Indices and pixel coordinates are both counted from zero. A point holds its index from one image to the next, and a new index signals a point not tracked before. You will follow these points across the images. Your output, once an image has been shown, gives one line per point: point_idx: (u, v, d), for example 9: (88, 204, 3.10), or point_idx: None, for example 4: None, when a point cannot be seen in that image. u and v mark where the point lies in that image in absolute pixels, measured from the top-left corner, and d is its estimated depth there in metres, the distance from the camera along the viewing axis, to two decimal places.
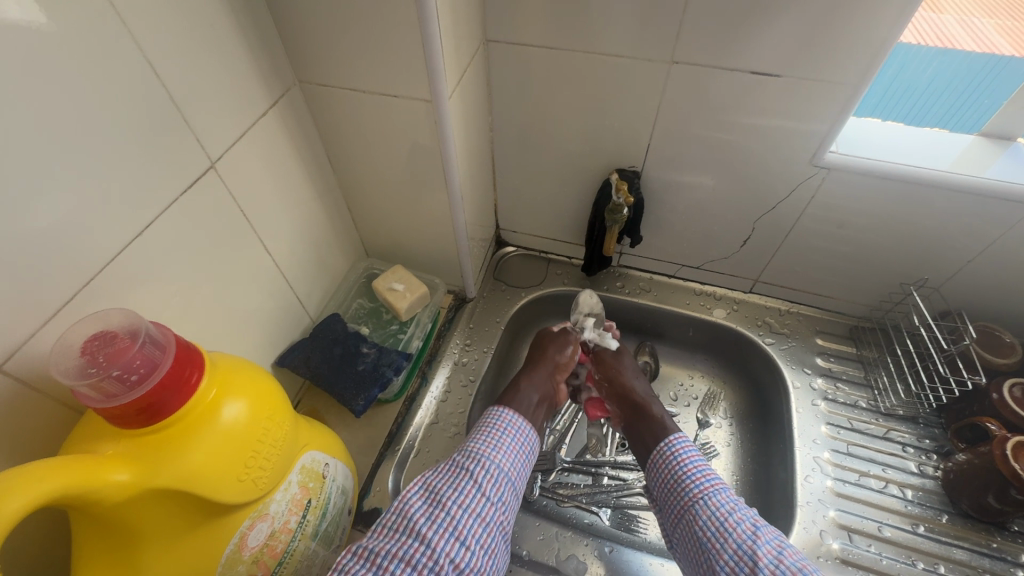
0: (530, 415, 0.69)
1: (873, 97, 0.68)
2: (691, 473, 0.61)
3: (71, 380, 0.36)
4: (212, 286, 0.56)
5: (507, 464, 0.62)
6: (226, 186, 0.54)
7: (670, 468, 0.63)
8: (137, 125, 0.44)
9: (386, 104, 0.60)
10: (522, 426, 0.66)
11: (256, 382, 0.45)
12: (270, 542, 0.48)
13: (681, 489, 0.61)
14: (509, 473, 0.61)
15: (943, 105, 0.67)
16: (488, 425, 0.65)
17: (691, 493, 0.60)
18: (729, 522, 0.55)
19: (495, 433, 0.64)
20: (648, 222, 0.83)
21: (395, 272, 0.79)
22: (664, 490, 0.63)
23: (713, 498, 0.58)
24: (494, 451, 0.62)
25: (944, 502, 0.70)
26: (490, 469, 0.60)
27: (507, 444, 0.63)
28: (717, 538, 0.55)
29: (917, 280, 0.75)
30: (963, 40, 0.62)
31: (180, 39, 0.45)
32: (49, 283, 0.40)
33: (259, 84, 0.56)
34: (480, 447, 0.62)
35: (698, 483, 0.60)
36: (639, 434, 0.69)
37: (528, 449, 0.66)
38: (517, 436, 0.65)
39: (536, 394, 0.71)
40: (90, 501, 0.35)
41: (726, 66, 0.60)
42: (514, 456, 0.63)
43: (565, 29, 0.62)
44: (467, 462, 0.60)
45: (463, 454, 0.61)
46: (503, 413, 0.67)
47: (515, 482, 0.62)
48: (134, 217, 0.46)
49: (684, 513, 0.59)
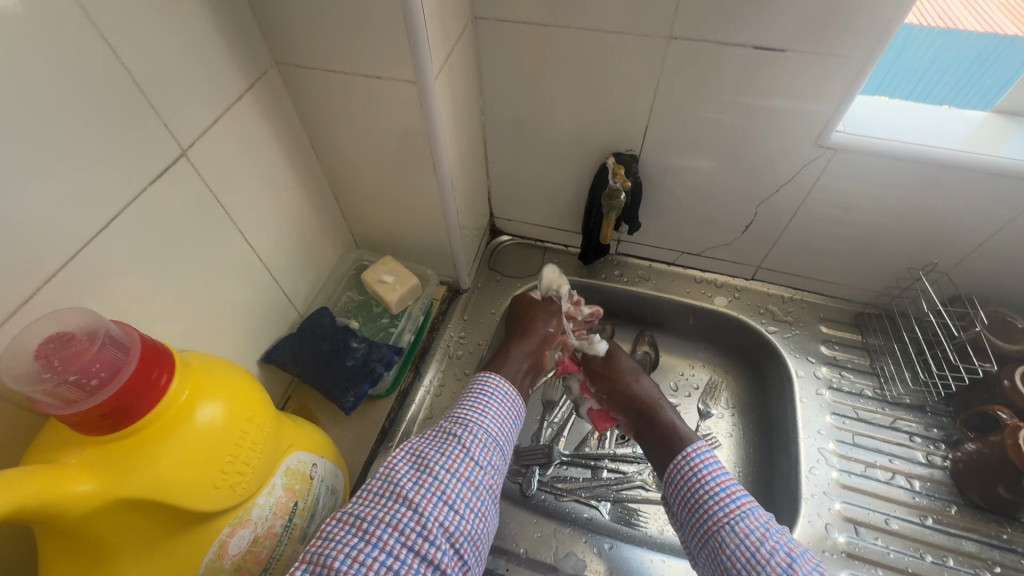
0: (518, 381, 0.66)
1: (875, 78, 0.66)
2: (715, 495, 0.57)
3: (25, 387, 0.34)
4: (191, 281, 0.53)
5: (495, 430, 0.59)
6: (202, 175, 0.52)
7: (691, 485, 0.60)
8: (98, 111, 0.41)
9: (369, 87, 0.57)
10: (508, 391, 0.63)
11: (233, 382, 0.43)
12: (253, 549, 0.46)
13: (706, 512, 0.57)
14: (497, 439, 0.59)
15: (949, 84, 0.65)
16: (474, 391, 0.62)
17: (715, 517, 0.56)
18: (761, 554, 0.52)
19: (481, 397, 0.61)
20: (647, 207, 0.80)
21: (385, 263, 0.77)
22: (687, 508, 0.59)
23: (741, 523, 0.54)
24: (482, 417, 0.59)
25: (952, 493, 0.68)
26: (477, 433, 0.58)
27: (494, 408, 0.61)
28: (748, 570, 0.52)
29: (925, 265, 0.72)
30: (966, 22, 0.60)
31: (144, 17, 0.42)
32: (6, 282, 0.38)
33: (233, 67, 0.52)
34: (466, 412, 0.59)
35: (722, 506, 0.56)
36: (659, 444, 0.66)
37: (515, 414, 0.63)
38: (504, 402, 0.62)
39: (525, 362, 0.68)
40: (52, 513, 0.33)
41: (728, 41, 0.57)
42: (502, 422, 0.61)
43: (557, 4, 0.59)
44: (454, 427, 0.58)
45: (450, 420, 0.59)
46: (492, 378, 0.64)
47: (503, 447, 0.60)
48: (100, 211, 0.43)
49: (709, 539, 0.56)
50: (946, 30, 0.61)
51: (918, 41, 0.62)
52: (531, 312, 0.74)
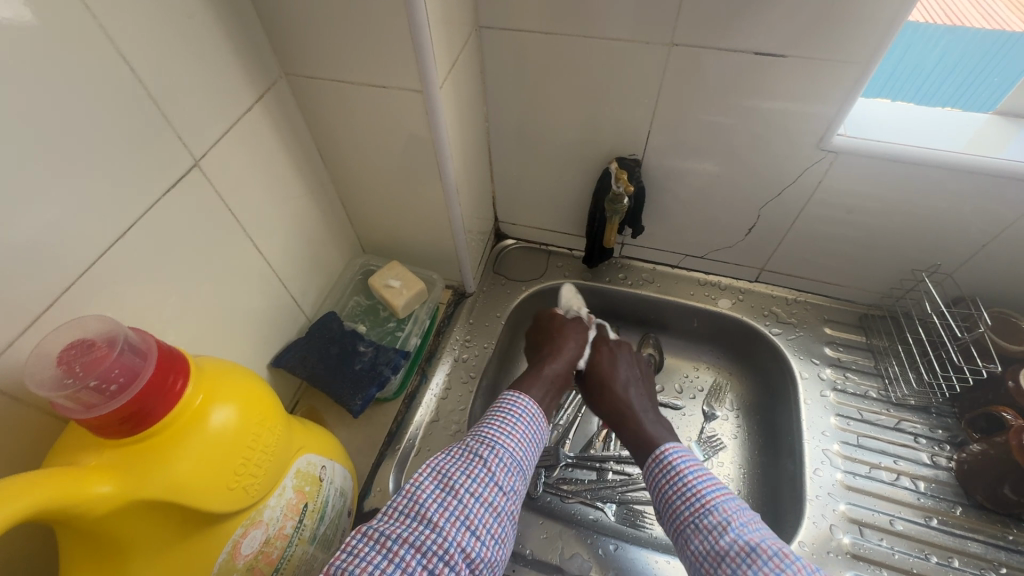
0: (541, 396, 0.65)
1: (878, 81, 0.66)
2: (681, 493, 0.55)
3: (47, 392, 0.35)
4: (204, 288, 0.54)
5: (519, 453, 0.58)
6: (213, 184, 0.53)
7: (659, 483, 0.58)
8: (113, 122, 0.42)
9: (376, 96, 0.58)
10: (535, 414, 0.62)
11: (246, 386, 0.44)
12: (265, 549, 0.47)
13: (673, 511, 0.55)
14: (521, 462, 0.58)
15: (954, 86, 0.64)
16: (501, 409, 0.61)
17: (681, 515, 0.54)
18: (721, 547, 0.50)
19: (508, 418, 0.60)
20: (650, 211, 0.81)
21: (392, 268, 0.78)
22: (658, 508, 0.58)
23: (704, 520, 0.52)
24: (507, 439, 0.58)
25: (958, 494, 0.69)
26: (503, 457, 0.57)
27: (520, 430, 0.60)
28: (711, 565, 0.50)
29: (929, 266, 0.73)
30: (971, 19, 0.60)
31: (158, 31, 0.43)
32: (26, 290, 0.39)
33: (243, 78, 0.54)
34: (493, 433, 0.58)
35: (687, 504, 0.54)
36: (635, 442, 0.63)
37: (539, 437, 0.62)
38: (530, 425, 0.61)
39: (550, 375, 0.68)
40: (72, 514, 0.34)
41: (729, 47, 0.58)
42: (526, 444, 0.60)
43: (560, 12, 0.60)
44: (480, 449, 0.57)
45: (474, 440, 0.58)
46: (521, 399, 0.63)
47: (525, 470, 0.59)
48: (116, 220, 0.44)
49: (679, 537, 0.54)
50: (953, 27, 0.60)
51: (923, 40, 0.62)
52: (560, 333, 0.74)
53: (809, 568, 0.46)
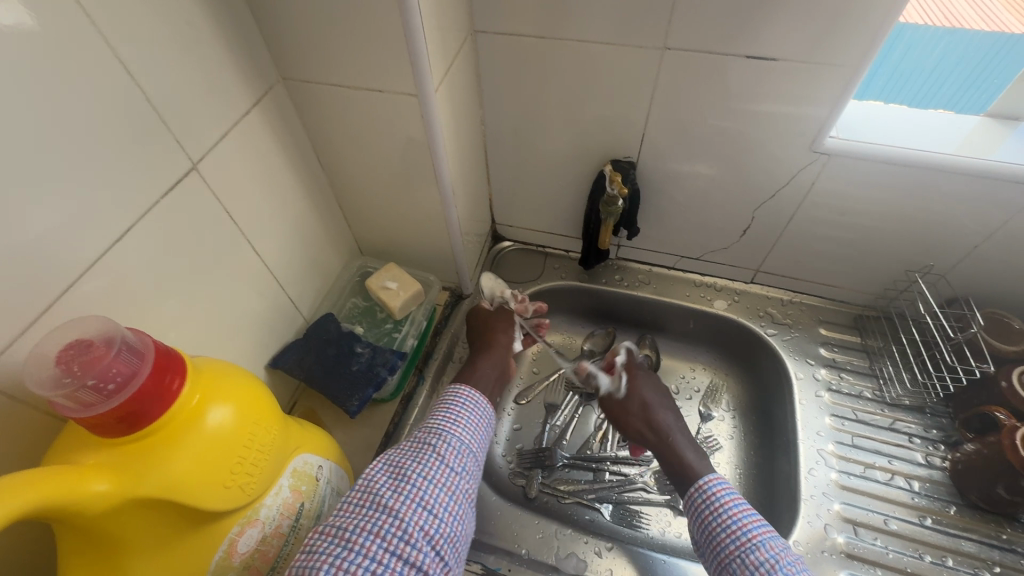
0: (489, 389, 0.69)
1: (876, 85, 0.66)
2: (726, 527, 0.54)
3: (46, 391, 0.35)
4: (202, 290, 0.55)
5: (468, 438, 0.61)
6: (211, 188, 0.54)
7: (703, 514, 0.57)
8: (114, 127, 0.43)
9: (372, 100, 0.59)
10: (478, 400, 0.65)
11: (242, 386, 0.45)
12: (262, 548, 0.47)
13: (717, 543, 0.54)
14: (470, 447, 0.60)
15: (951, 89, 0.65)
16: (447, 401, 0.64)
17: (726, 549, 0.54)
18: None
19: (452, 408, 0.63)
20: (646, 213, 0.81)
21: (389, 270, 0.78)
22: (700, 540, 0.57)
23: (751, 556, 0.51)
24: (455, 426, 0.61)
25: (952, 494, 0.69)
26: (451, 442, 0.59)
27: (465, 417, 0.63)
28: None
29: (922, 267, 0.73)
30: (971, 21, 0.59)
31: (155, 37, 0.44)
32: (28, 291, 0.40)
33: (241, 82, 0.54)
34: (441, 422, 0.61)
35: (733, 538, 0.53)
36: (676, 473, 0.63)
37: (487, 423, 0.65)
38: (475, 409, 0.64)
39: (494, 370, 0.72)
40: (69, 512, 0.35)
41: (721, 51, 0.58)
42: (473, 429, 0.62)
43: (554, 17, 0.61)
44: (428, 437, 0.59)
45: (422, 431, 0.60)
46: (463, 389, 0.66)
47: (476, 454, 0.61)
48: (116, 222, 0.45)
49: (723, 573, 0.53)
50: (953, 29, 0.59)
51: (923, 41, 0.61)
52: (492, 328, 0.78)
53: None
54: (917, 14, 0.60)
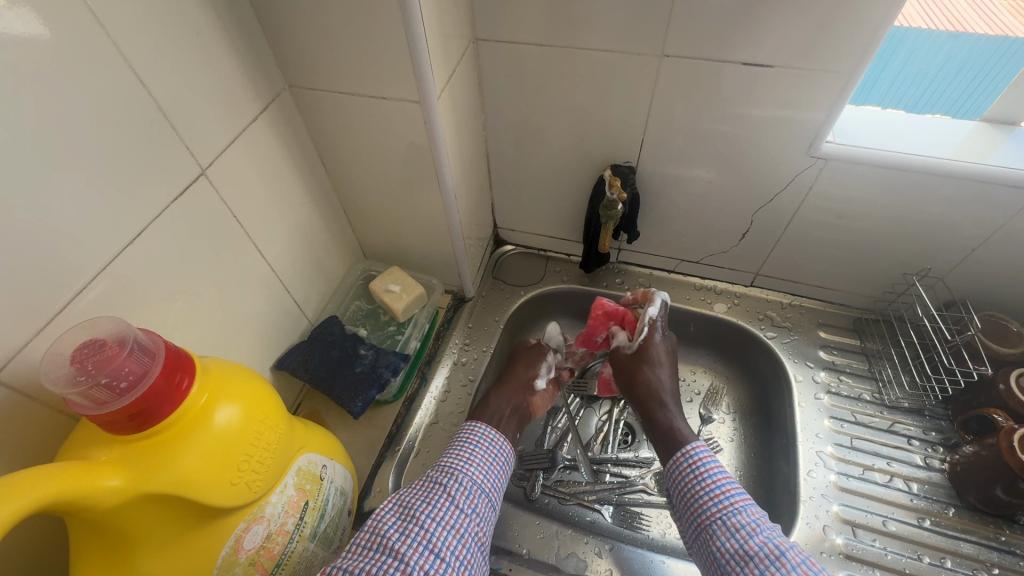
0: (501, 424, 0.69)
1: (878, 90, 0.67)
2: (710, 490, 0.60)
3: (61, 389, 0.37)
4: (210, 292, 0.56)
5: (480, 477, 0.62)
6: (219, 192, 0.55)
7: (686, 479, 0.62)
8: (126, 134, 0.44)
9: (376, 106, 0.60)
10: (495, 438, 0.66)
11: (248, 386, 0.46)
12: (267, 544, 0.48)
13: (700, 506, 0.59)
14: (483, 486, 0.61)
15: (955, 91, 0.65)
16: (461, 439, 0.65)
17: (708, 511, 0.59)
18: (750, 546, 0.54)
19: (467, 446, 0.64)
20: (645, 217, 0.82)
21: (393, 273, 0.80)
22: (683, 502, 0.62)
23: (734, 518, 0.57)
24: (467, 465, 0.62)
25: (951, 496, 0.69)
26: (463, 482, 0.60)
27: (479, 457, 0.64)
28: (737, 562, 0.54)
29: (919, 270, 0.74)
30: (974, 24, 0.60)
31: (166, 46, 0.46)
32: (42, 291, 0.41)
33: (248, 90, 0.56)
34: (453, 461, 0.62)
35: (716, 501, 0.59)
36: (661, 437, 0.67)
37: (504, 462, 0.66)
38: (490, 448, 0.65)
39: (508, 407, 0.71)
40: (81, 506, 0.36)
41: (718, 58, 0.59)
42: (486, 469, 0.63)
43: (555, 25, 0.62)
44: (440, 476, 0.60)
45: (436, 470, 0.61)
46: (478, 429, 0.67)
47: (489, 496, 0.62)
48: (128, 225, 0.46)
49: (703, 532, 0.58)
50: (956, 33, 0.60)
51: (927, 45, 0.61)
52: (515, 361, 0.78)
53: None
54: (921, 18, 0.60)
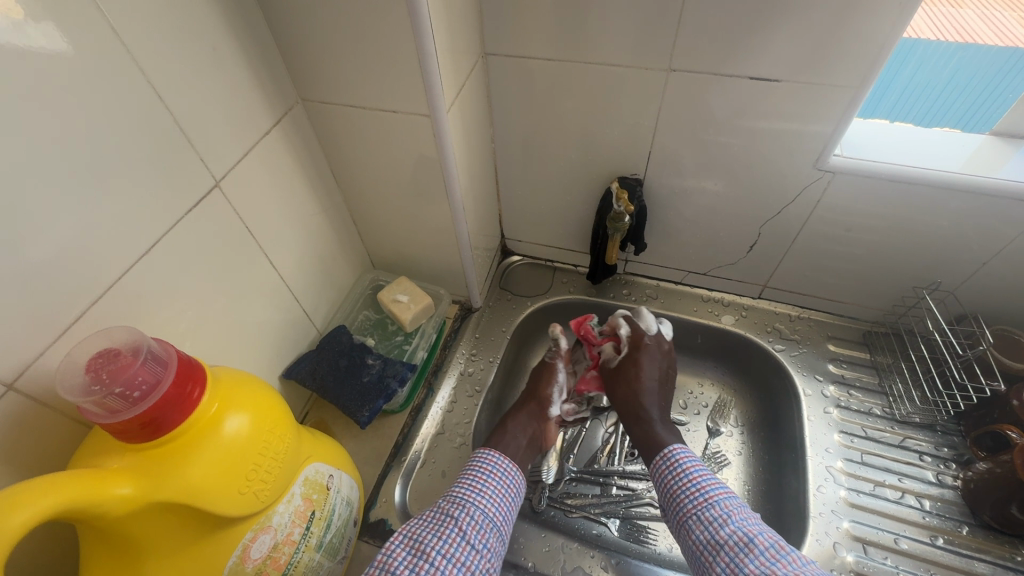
0: (519, 457, 0.69)
1: (885, 102, 0.67)
2: (686, 488, 0.61)
3: (76, 397, 0.37)
4: (221, 301, 0.57)
5: (492, 509, 0.61)
6: (232, 204, 0.56)
7: (664, 479, 0.64)
8: (143, 147, 0.45)
9: (386, 120, 0.61)
10: (507, 468, 0.66)
11: (257, 395, 0.46)
12: (273, 555, 0.48)
13: (677, 503, 0.61)
14: (494, 519, 0.60)
15: (964, 102, 0.65)
16: (474, 468, 0.65)
17: (684, 507, 0.60)
18: (721, 536, 0.55)
19: (479, 476, 0.64)
20: (652, 228, 0.83)
21: (400, 283, 0.80)
22: (664, 501, 0.63)
23: (707, 513, 0.58)
24: (478, 497, 0.61)
25: (964, 514, 0.68)
26: (474, 515, 0.59)
27: (491, 488, 0.63)
28: (710, 553, 0.55)
29: (929, 284, 0.73)
30: (984, 35, 0.59)
31: (183, 61, 0.47)
32: (58, 301, 0.42)
33: (261, 103, 0.57)
34: (464, 493, 0.61)
35: (691, 497, 0.60)
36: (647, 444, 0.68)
37: (515, 493, 0.65)
38: (502, 479, 0.64)
39: (523, 437, 0.72)
40: (91, 514, 0.36)
41: (725, 72, 0.60)
42: (499, 501, 0.62)
43: (563, 40, 0.63)
44: (451, 509, 0.59)
45: (447, 501, 0.61)
46: (489, 454, 0.67)
47: (501, 528, 0.61)
48: (143, 236, 0.47)
49: (681, 527, 0.60)
50: (965, 45, 0.59)
51: (933, 57, 0.61)
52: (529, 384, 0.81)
53: (801, 560, 0.51)
54: (928, 28, 0.60)
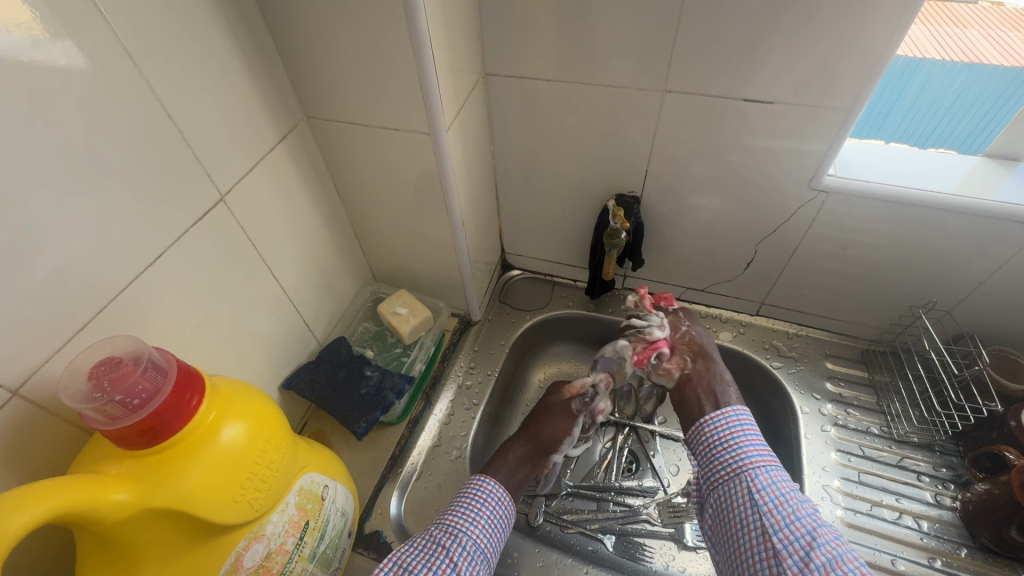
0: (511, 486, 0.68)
1: (891, 125, 0.68)
2: (753, 444, 0.64)
3: (77, 404, 0.38)
4: (223, 312, 0.58)
5: (483, 541, 0.61)
6: (236, 217, 0.57)
7: (728, 432, 0.66)
8: (152, 161, 0.47)
9: (387, 136, 0.63)
10: (500, 496, 0.66)
11: (254, 404, 0.47)
12: (266, 563, 0.49)
13: (742, 453, 0.63)
14: (484, 550, 0.61)
15: (969, 123, 0.65)
16: (467, 495, 0.65)
17: (749, 460, 0.63)
18: (788, 497, 0.59)
19: (474, 503, 0.64)
20: (649, 244, 0.83)
21: (400, 296, 0.82)
22: (722, 448, 0.65)
23: (773, 472, 0.61)
24: (471, 526, 0.61)
25: (963, 536, 0.67)
26: (466, 545, 0.59)
27: (485, 517, 0.63)
28: (776, 504, 0.58)
29: (925, 303, 0.74)
30: (990, 55, 0.59)
31: (192, 77, 0.49)
32: (62, 311, 0.43)
33: (268, 120, 0.59)
34: (457, 521, 0.61)
35: (759, 453, 0.63)
36: (684, 401, 0.71)
37: (505, 523, 0.65)
38: (495, 508, 0.65)
39: (519, 469, 0.71)
40: (89, 519, 0.37)
41: (718, 93, 0.61)
42: (491, 530, 0.63)
43: (561, 61, 0.64)
44: (443, 538, 0.59)
45: (440, 529, 0.61)
46: (485, 483, 0.66)
47: (489, 559, 0.61)
48: (148, 248, 0.49)
49: (739, 475, 0.62)
50: (970, 64, 0.60)
51: (940, 75, 0.61)
52: (543, 417, 0.76)
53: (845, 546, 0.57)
54: (933, 47, 0.61)
